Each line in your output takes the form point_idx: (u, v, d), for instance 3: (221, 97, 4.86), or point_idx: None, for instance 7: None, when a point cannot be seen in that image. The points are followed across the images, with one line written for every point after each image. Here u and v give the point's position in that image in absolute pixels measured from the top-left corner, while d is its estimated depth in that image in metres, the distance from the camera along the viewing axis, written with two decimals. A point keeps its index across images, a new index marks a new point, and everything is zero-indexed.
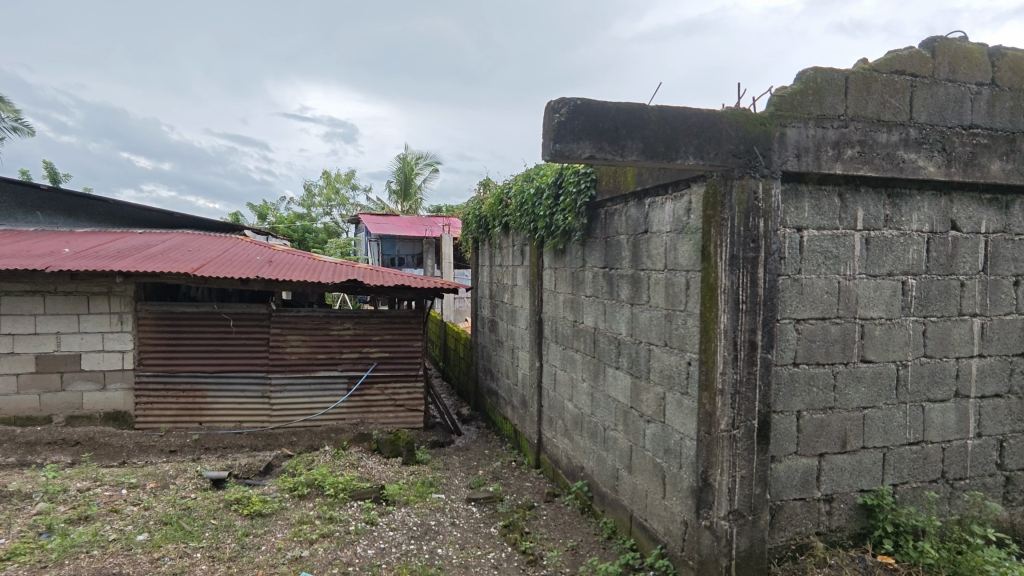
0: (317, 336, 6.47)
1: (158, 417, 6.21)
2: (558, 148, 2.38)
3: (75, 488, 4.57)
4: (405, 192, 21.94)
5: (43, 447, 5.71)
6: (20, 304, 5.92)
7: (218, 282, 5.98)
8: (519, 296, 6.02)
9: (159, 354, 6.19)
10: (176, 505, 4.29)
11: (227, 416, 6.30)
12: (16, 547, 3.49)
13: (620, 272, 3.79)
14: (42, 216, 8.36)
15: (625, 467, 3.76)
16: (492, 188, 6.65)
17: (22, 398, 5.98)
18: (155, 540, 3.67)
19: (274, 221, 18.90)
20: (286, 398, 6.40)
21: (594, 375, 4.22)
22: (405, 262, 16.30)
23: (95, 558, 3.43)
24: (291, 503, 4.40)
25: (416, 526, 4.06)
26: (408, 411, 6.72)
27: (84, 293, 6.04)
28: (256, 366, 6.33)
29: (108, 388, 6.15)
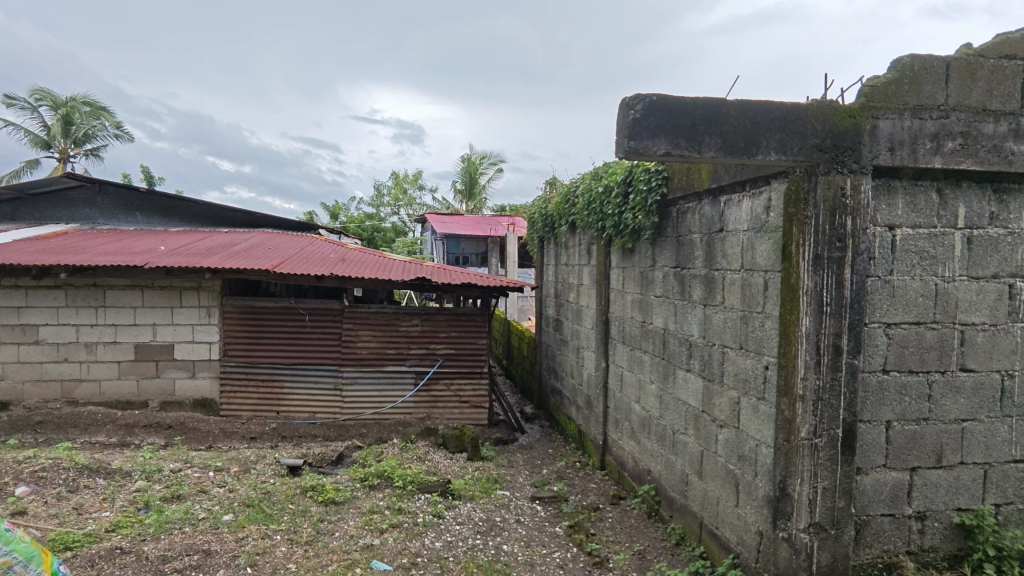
0: (387, 332, 6.67)
1: (240, 405, 6.60)
2: (633, 145, 2.34)
3: (168, 468, 4.93)
4: (469, 191, 22.27)
5: (141, 429, 6.20)
6: (122, 297, 6.44)
7: (296, 278, 6.28)
8: (585, 295, 5.98)
9: (242, 346, 6.58)
10: (258, 489, 4.54)
11: (303, 406, 6.61)
12: (119, 520, 3.80)
13: (692, 273, 3.69)
14: (141, 216, 9.08)
15: (695, 473, 3.65)
16: (559, 187, 6.63)
17: (123, 383, 6.50)
18: (239, 521, 3.90)
19: (345, 221, 19.63)
20: (357, 391, 6.65)
21: (663, 377, 4.13)
22: (469, 262, 16.58)
23: (187, 534, 3.68)
24: (362, 492, 4.55)
25: (482, 521, 4.12)
26: (472, 408, 6.81)
27: (176, 287, 6.48)
28: (330, 359, 6.61)
29: (197, 376, 6.58)
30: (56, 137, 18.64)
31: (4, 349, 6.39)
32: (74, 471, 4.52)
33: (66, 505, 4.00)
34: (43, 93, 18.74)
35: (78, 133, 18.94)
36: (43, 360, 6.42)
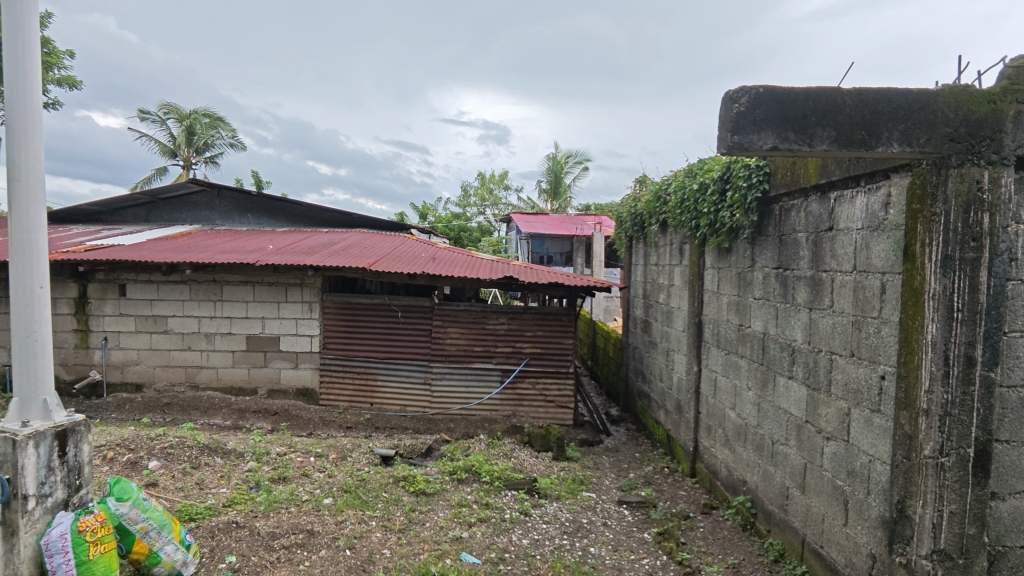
0: (475, 330, 6.81)
1: (337, 395, 6.98)
2: (736, 140, 2.22)
3: (275, 452, 5.31)
4: (554, 191, 22.28)
5: (251, 414, 6.70)
6: (237, 292, 7.00)
7: (390, 276, 6.56)
8: (676, 296, 5.81)
9: (340, 339, 6.96)
10: (354, 476, 4.79)
11: (395, 399, 6.90)
12: (235, 497, 4.14)
13: (796, 274, 3.48)
14: (252, 218, 9.85)
15: (797, 486, 3.44)
16: (650, 185, 6.47)
17: (236, 371, 7.07)
18: (339, 505, 4.13)
19: (434, 221, 20.26)
20: (445, 386, 6.84)
21: (762, 384, 3.92)
22: (553, 261, 16.63)
23: (293, 513, 3.95)
24: (451, 485, 4.67)
25: (569, 522, 4.11)
26: (558, 407, 6.80)
27: (283, 284, 6.96)
28: (420, 354, 6.85)
29: (299, 367, 7.03)
30: (181, 146, 20.63)
31: (139, 337, 7.16)
32: (196, 450, 4.96)
33: (189, 480, 4.41)
34: (170, 107, 20.79)
35: (199, 142, 20.84)
36: (170, 347, 7.12)
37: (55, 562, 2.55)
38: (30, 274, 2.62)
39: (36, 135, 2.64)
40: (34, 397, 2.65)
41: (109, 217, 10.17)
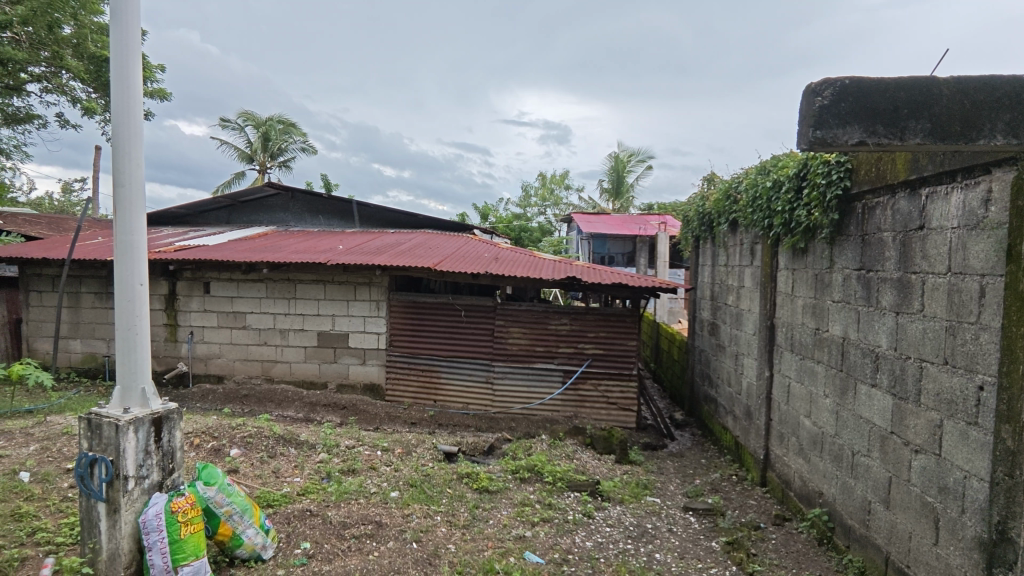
0: (536, 330, 6.83)
1: (402, 392, 7.17)
2: (819, 135, 2.12)
3: (345, 444, 5.52)
4: (617, 190, 22.01)
5: (321, 407, 6.97)
6: (309, 290, 7.32)
7: (454, 276, 6.68)
8: (746, 298, 5.61)
9: (405, 337, 7.14)
10: (419, 471, 4.91)
11: (458, 397, 7.01)
12: (308, 486, 4.32)
13: (881, 276, 3.28)
14: (324, 219, 10.27)
15: (880, 501, 3.25)
16: (719, 183, 6.29)
17: (308, 366, 7.39)
18: (405, 499, 4.24)
19: (495, 221, 20.46)
20: (507, 385, 6.89)
21: (841, 392, 3.72)
22: (615, 261, 16.42)
23: (362, 505, 4.09)
24: (513, 484, 4.71)
25: (633, 526, 4.05)
26: (620, 410, 6.71)
27: (352, 283, 7.21)
28: (483, 353, 6.93)
29: (367, 363, 7.27)
30: (258, 151, 21.78)
31: (221, 332, 7.61)
32: (273, 440, 5.22)
33: (267, 468, 4.65)
34: (248, 115, 22.00)
35: (273, 147, 21.95)
36: (249, 342, 7.53)
37: (151, 539, 2.75)
38: (132, 273, 2.83)
39: (137, 143, 2.85)
40: (133, 386, 2.86)
41: (195, 219, 10.87)
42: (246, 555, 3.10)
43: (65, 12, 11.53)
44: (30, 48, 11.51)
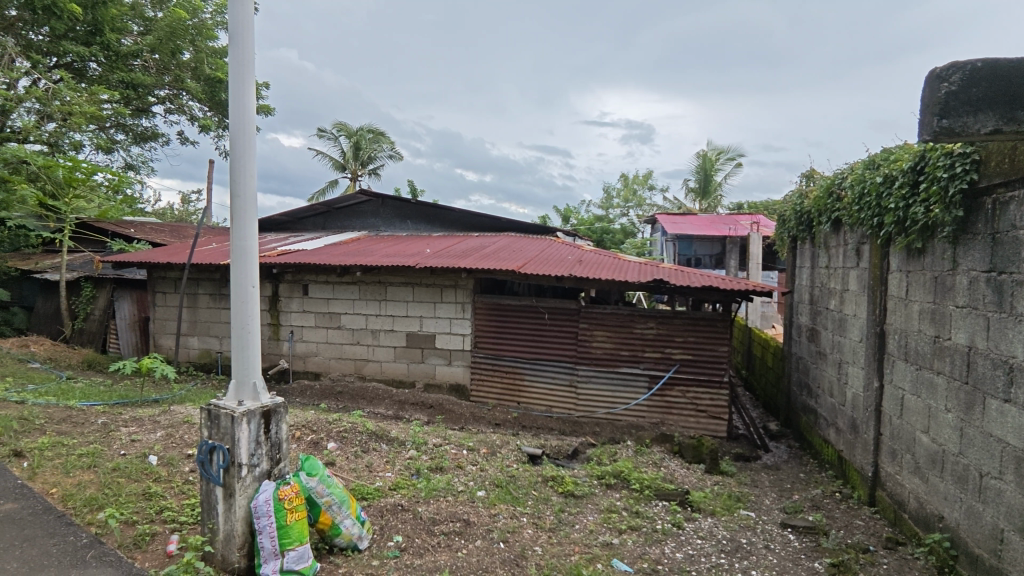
0: (621, 334, 6.71)
1: (487, 393, 7.29)
2: (945, 124, 1.94)
3: (432, 442, 5.69)
4: (703, 190, 21.24)
5: (410, 406, 7.18)
6: (399, 292, 7.61)
7: (538, 278, 6.70)
8: (851, 303, 5.23)
9: (489, 339, 7.26)
10: (504, 472, 4.97)
11: (541, 399, 7.03)
12: (399, 481, 4.49)
13: (1016, 278, 2.94)
14: (411, 224, 10.65)
15: (1015, 530, 2.91)
16: (820, 180, 5.91)
17: (397, 365, 7.68)
18: (492, 498, 4.30)
19: (577, 223, 20.39)
20: (591, 389, 6.82)
21: (966, 407, 3.38)
22: (702, 263, 15.86)
23: (451, 502, 4.19)
24: (599, 489, 4.66)
25: (727, 540, 3.87)
26: (710, 418, 6.45)
27: (439, 285, 7.42)
28: (566, 356, 6.91)
29: (453, 363, 7.45)
30: (350, 160, 23.00)
31: (318, 331, 8.08)
32: (366, 435, 5.47)
33: (361, 462, 4.87)
34: (341, 125, 23.27)
35: (364, 155, 23.08)
36: (343, 342, 7.94)
37: (261, 523, 2.92)
38: (245, 276, 3.05)
39: (252, 156, 3.08)
40: (246, 380, 3.08)
41: (294, 226, 11.63)
42: (343, 545, 3.25)
43: (185, 40, 12.81)
44: (156, 74, 12.84)
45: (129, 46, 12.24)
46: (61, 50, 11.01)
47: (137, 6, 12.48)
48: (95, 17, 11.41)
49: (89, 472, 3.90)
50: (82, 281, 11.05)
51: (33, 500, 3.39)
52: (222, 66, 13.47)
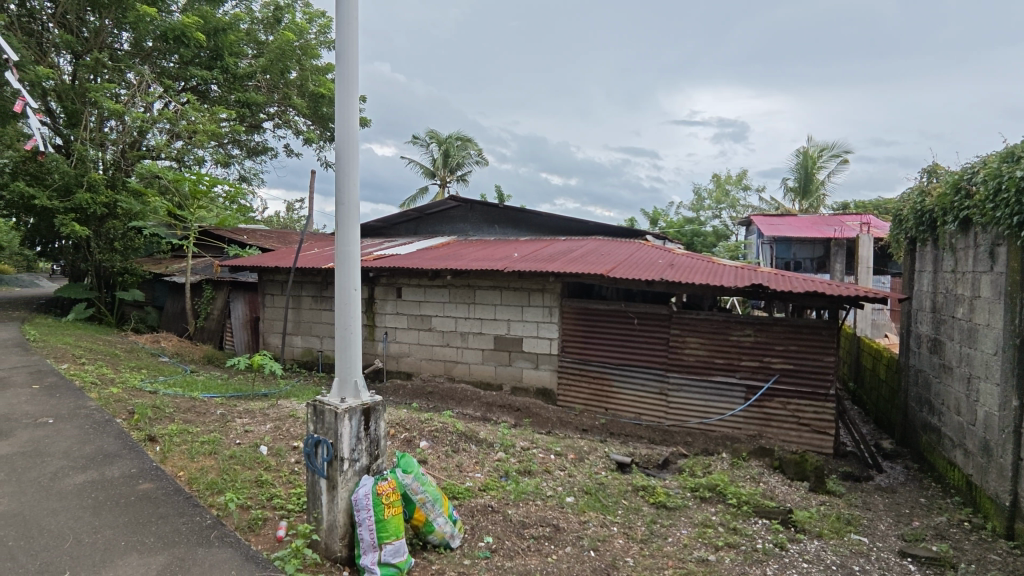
0: (716, 341, 6.44)
1: (574, 397, 7.24)
2: None
3: (520, 446, 5.73)
4: (804, 188, 19.98)
5: (497, 408, 7.23)
6: (487, 296, 7.74)
7: (627, 283, 6.57)
8: (983, 311, 4.71)
9: (577, 343, 7.21)
10: (593, 479, 4.92)
11: (630, 406, 6.88)
12: (489, 483, 4.55)
13: None
14: (499, 228, 10.81)
15: None
16: (945, 175, 5.37)
17: (485, 367, 7.80)
18: (581, 505, 4.27)
19: (666, 226, 19.86)
20: (682, 398, 6.59)
21: None
22: (802, 267, 14.92)
23: (540, 506, 4.19)
24: (693, 503, 4.48)
25: (836, 566, 3.59)
26: (814, 433, 6.03)
27: (526, 289, 7.47)
28: (657, 363, 6.73)
29: (539, 367, 7.46)
30: (440, 167, 23.77)
31: (410, 333, 8.38)
32: (456, 435, 5.60)
33: (452, 461, 4.98)
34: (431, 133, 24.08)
35: (452, 162, 23.75)
36: (434, 343, 8.19)
37: (361, 516, 3.06)
38: (348, 279, 3.20)
39: (355, 165, 3.22)
40: (348, 379, 3.23)
41: (389, 231, 12.15)
42: (436, 542, 3.34)
43: (292, 60, 13.81)
44: (267, 92, 13.93)
45: (245, 68, 13.37)
46: (188, 74, 12.17)
47: (252, 32, 13.63)
48: (216, 44, 12.57)
49: (210, 458, 4.27)
50: (204, 283, 12.16)
51: (166, 481, 3.74)
52: (324, 82, 14.38)
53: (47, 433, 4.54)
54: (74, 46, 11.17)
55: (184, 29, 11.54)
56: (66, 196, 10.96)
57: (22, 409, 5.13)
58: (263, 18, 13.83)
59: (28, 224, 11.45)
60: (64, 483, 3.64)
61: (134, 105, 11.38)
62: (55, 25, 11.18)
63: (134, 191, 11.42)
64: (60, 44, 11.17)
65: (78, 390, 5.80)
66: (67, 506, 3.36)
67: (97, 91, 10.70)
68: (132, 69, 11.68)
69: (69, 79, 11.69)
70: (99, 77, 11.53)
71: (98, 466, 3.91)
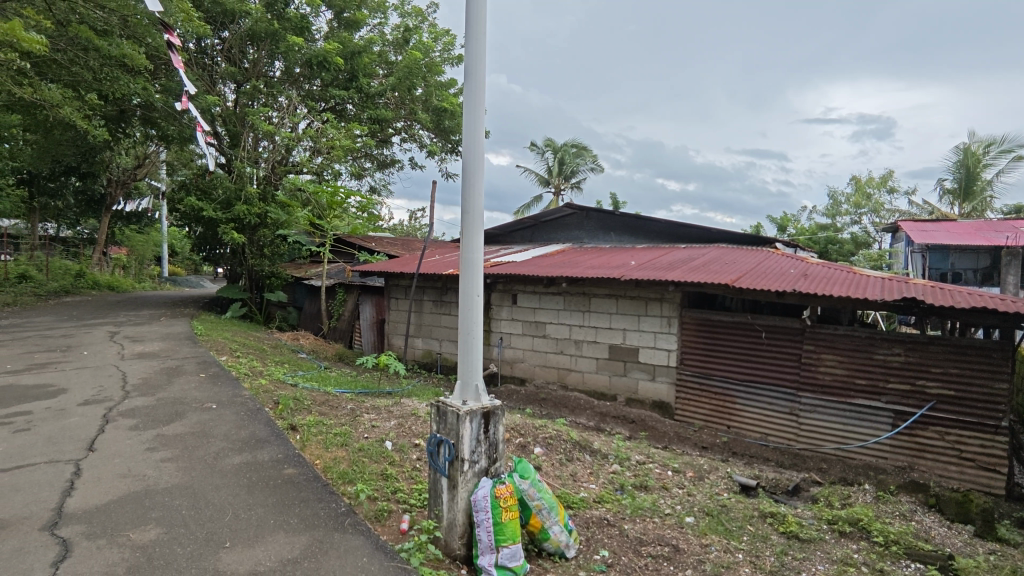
0: (857, 359, 5.85)
1: (693, 413, 6.91)
2: None
3: (636, 459, 5.59)
4: (965, 190, 17.66)
5: (612, 419, 7.10)
6: (603, 304, 7.65)
7: (754, 294, 6.18)
8: None
9: (697, 356, 6.91)
10: (714, 500, 4.66)
11: (755, 426, 6.44)
12: (604, 495, 4.48)
13: None
14: (615, 236, 10.65)
15: None
16: None
17: (599, 377, 7.70)
18: (702, 528, 4.06)
19: (795, 233, 18.53)
20: (816, 420, 6.06)
21: None
22: (963, 279, 13.18)
23: (658, 524, 4.05)
24: (830, 536, 4.09)
25: None
26: (980, 469, 5.26)
27: (644, 298, 7.27)
28: (787, 381, 6.25)
29: (656, 379, 7.22)
30: (554, 175, 23.99)
31: (525, 339, 8.50)
32: (570, 444, 5.57)
33: (567, 470, 4.95)
34: (547, 142, 24.39)
35: (567, 170, 23.87)
36: (548, 350, 8.23)
37: (479, 517, 3.12)
38: (472, 287, 3.27)
39: (481, 174, 3.30)
40: (469, 382, 3.32)
41: (505, 239, 12.45)
42: (552, 550, 3.33)
43: (419, 77, 14.69)
44: (396, 109, 14.90)
45: (377, 87, 14.40)
46: (328, 95, 13.35)
47: (384, 54, 14.66)
48: (352, 66, 13.64)
49: (342, 450, 4.60)
50: (338, 286, 13.25)
51: (307, 467, 4.09)
52: (446, 96, 15.11)
53: (211, 416, 5.16)
54: (236, 76, 12.69)
55: (325, 55, 12.66)
56: (227, 208, 12.46)
57: (192, 394, 5.88)
58: (394, 40, 14.83)
59: (197, 233, 13.13)
60: (224, 463, 4.11)
61: (283, 125, 12.68)
62: (222, 58, 12.77)
63: (281, 202, 12.67)
64: (225, 76, 12.76)
65: (235, 380, 6.54)
66: (227, 482, 3.79)
67: (254, 115, 12.08)
68: (282, 93, 13.05)
69: (232, 105, 13.27)
70: (255, 101, 13.01)
71: (252, 450, 4.38)
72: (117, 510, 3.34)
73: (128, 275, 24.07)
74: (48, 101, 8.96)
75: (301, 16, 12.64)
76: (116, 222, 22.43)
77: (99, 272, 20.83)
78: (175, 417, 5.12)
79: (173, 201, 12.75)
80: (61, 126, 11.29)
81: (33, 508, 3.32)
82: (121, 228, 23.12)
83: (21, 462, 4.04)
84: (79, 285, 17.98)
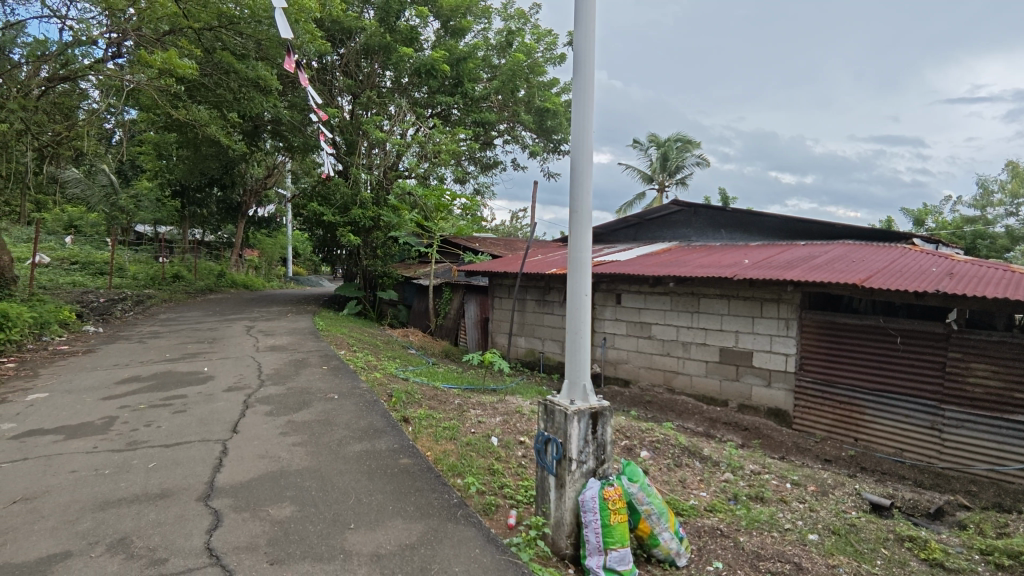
0: (1017, 370, 5.15)
1: (814, 423, 6.42)
2: None
3: (750, 469, 5.30)
4: None
5: (722, 425, 6.79)
6: (713, 305, 7.32)
7: (888, 295, 5.62)
8: None
9: (819, 362, 6.41)
10: (841, 518, 4.30)
11: (888, 440, 5.87)
12: (716, 504, 4.29)
13: None
14: (725, 233, 10.15)
15: None
16: None
17: (708, 380, 7.37)
18: (828, 546, 3.76)
19: (935, 228, 16.67)
20: (963, 437, 5.40)
21: None
22: None
23: (777, 539, 3.80)
24: (983, 569, 3.63)
25: None
26: None
27: (759, 298, 6.86)
28: (927, 392, 5.63)
29: (772, 385, 6.78)
30: (658, 172, 23.36)
31: (630, 340, 8.35)
32: (678, 449, 5.40)
33: (675, 476, 4.79)
34: (651, 138, 23.77)
35: (672, 166, 23.09)
36: (654, 352, 8.02)
37: (587, 517, 3.09)
38: (579, 286, 3.25)
39: (590, 173, 3.26)
40: (577, 382, 3.31)
41: (608, 238, 12.30)
42: (661, 557, 3.24)
43: (522, 80, 14.88)
44: (499, 111, 15.23)
45: (481, 92, 14.77)
46: (436, 102, 13.90)
47: (488, 58, 15.05)
48: (458, 72, 14.09)
49: (451, 443, 4.78)
50: (444, 286, 13.78)
51: (420, 458, 4.29)
52: (549, 97, 15.21)
53: (333, 406, 5.57)
54: (353, 88, 13.56)
55: (433, 63, 13.21)
56: (344, 212, 13.37)
57: (317, 385, 6.37)
58: (497, 44, 15.13)
59: (319, 236, 14.20)
60: (347, 449, 4.41)
61: (395, 133, 13.38)
62: (341, 73, 13.69)
63: (392, 206, 13.37)
64: (343, 88, 13.68)
65: (354, 372, 7.01)
66: (350, 468, 4.06)
67: (369, 124, 12.88)
68: (393, 103, 13.76)
69: (349, 116, 14.20)
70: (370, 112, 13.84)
71: (371, 438, 4.67)
72: (257, 486, 3.69)
73: (259, 275, 26.55)
74: (198, 120, 10.10)
75: (411, 27, 13.35)
76: (250, 227, 24.83)
77: (236, 272, 23.13)
78: (303, 405, 5.57)
79: (298, 206, 13.89)
80: (207, 142, 12.68)
81: (191, 481, 3.77)
82: (255, 232, 25.59)
83: (179, 439, 4.59)
84: (220, 284, 20.11)
